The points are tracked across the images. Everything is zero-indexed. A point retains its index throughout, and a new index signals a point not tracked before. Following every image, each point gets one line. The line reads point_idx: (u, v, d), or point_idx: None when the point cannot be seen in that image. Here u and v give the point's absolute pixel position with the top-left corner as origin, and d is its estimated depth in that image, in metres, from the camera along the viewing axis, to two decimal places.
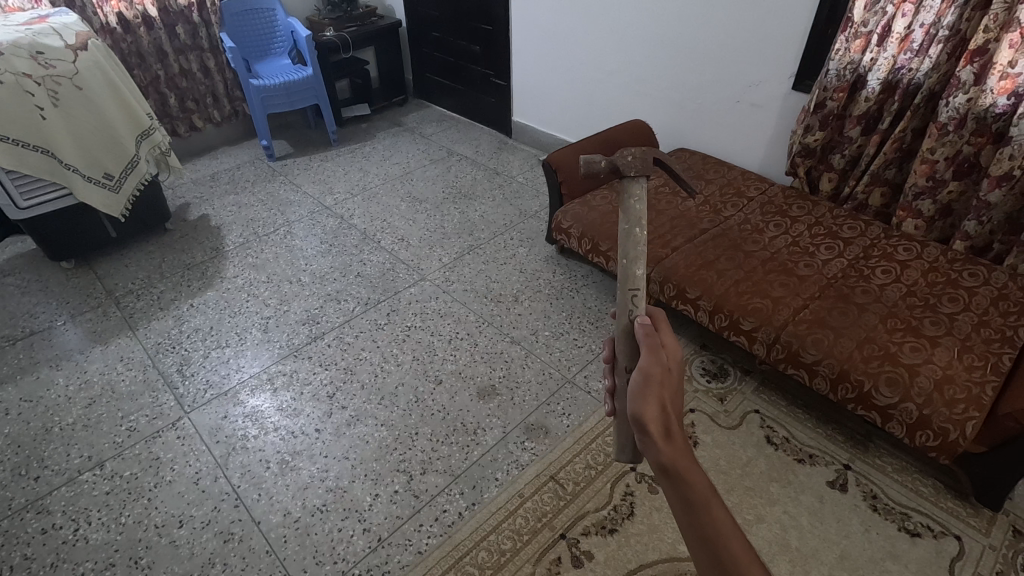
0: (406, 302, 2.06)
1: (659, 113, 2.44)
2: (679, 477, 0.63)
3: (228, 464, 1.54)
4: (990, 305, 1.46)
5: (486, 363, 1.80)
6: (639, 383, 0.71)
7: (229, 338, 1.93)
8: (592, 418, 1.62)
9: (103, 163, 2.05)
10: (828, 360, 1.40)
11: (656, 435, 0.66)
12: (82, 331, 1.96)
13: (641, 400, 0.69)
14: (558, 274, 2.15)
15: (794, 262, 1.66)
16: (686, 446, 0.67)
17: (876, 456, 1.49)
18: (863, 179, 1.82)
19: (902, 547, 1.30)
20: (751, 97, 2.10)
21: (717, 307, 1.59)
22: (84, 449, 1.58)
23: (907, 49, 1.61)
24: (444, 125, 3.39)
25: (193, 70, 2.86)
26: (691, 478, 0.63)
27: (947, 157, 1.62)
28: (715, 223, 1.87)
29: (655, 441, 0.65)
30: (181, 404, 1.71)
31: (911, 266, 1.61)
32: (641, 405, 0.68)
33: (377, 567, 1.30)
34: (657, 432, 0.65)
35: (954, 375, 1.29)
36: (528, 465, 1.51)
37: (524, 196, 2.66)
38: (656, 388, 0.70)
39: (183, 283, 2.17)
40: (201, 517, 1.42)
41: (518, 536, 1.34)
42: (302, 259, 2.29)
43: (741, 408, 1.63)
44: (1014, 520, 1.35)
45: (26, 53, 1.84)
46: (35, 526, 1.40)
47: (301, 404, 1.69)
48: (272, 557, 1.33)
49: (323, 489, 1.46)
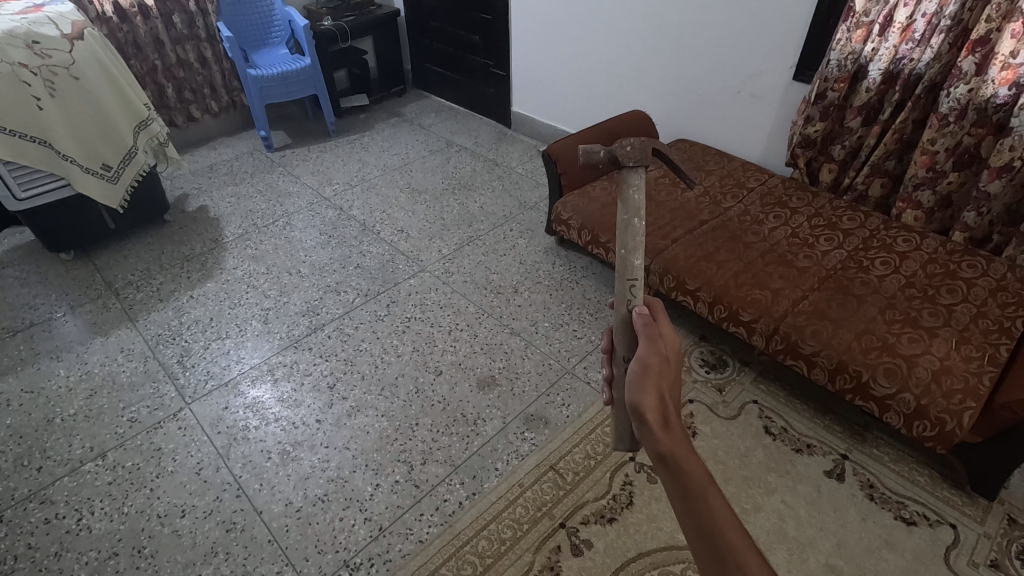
0: (406, 293, 2.06)
1: (659, 104, 2.43)
2: (676, 465, 0.64)
3: (230, 454, 1.54)
4: (988, 296, 1.47)
5: (486, 354, 1.81)
6: (637, 373, 0.72)
7: (230, 330, 1.93)
8: (592, 408, 1.63)
9: (101, 154, 2.03)
10: (827, 351, 1.41)
11: (654, 425, 0.67)
12: (82, 323, 1.96)
13: (640, 390, 0.70)
14: (558, 265, 2.15)
15: (793, 253, 1.66)
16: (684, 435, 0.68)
17: (874, 446, 1.50)
18: (863, 170, 1.82)
19: (899, 536, 1.32)
20: (751, 88, 2.09)
21: (716, 298, 1.60)
22: (86, 439, 1.59)
23: (909, 40, 1.60)
24: (443, 116, 3.37)
25: (190, 60, 2.84)
26: (688, 466, 0.64)
27: (947, 148, 1.62)
28: (715, 214, 1.87)
29: (653, 431, 0.67)
30: (182, 395, 1.71)
31: (910, 258, 1.61)
32: (638, 394, 0.69)
33: (379, 555, 1.32)
34: (654, 422, 0.67)
35: (952, 365, 1.30)
36: (527, 455, 1.52)
37: (523, 187, 2.66)
38: (654, 379, 0.71)
39: (182, 274, 2.17)
40: (203, 506, 1.43)
41: (519, 525, 1.36)
42: (302, 251, 2.28)
43: (739, 399, 1.64)
44: (1010, 509, 1.36)
45: (22, 43, 1.82)
46: (38, 515, 1.41)
47: (302, 394, 1.70)
48: (275, 546, 1.34)
49: (324, 479, 1.47)
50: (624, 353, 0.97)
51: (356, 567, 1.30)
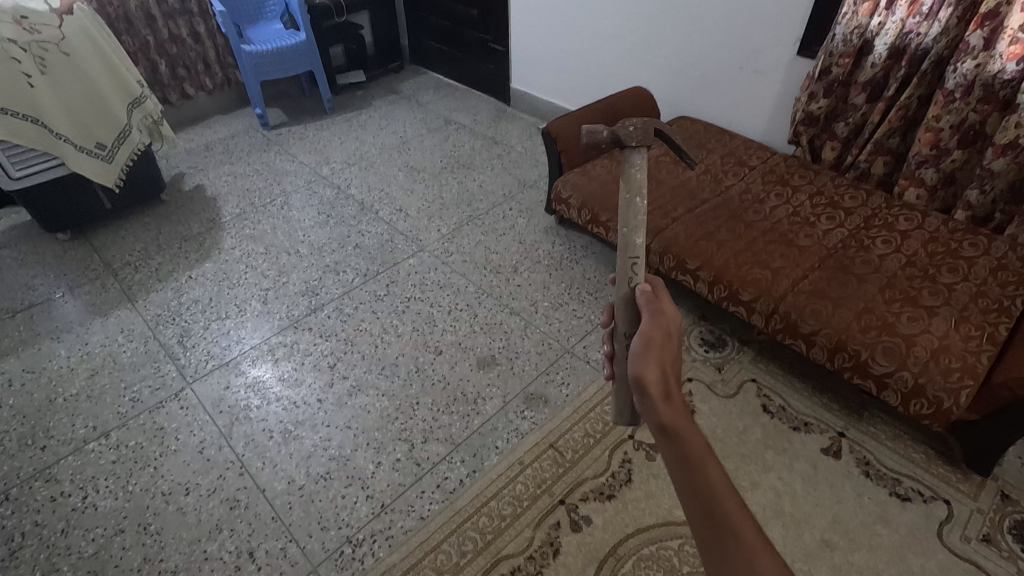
0: (405, 273, 2.05)
1: (660, 80, 2.39)
2: (676, 436, 0.64)
3: (232, 433, 1.56)
4: (989, 275, 1.46)
5: (486, 334, 1.81)
6: (640, 346, 0.72)
7: (229, 310, 1.93)
8: (591, 387, 1.64)
9: (95, 133, 2.01)
10: (826, 330, 1.41)
11: (656, 397, 0.66)
12: (81, 304, 1.96)
13: (642, 362, 0.70)
14: (558, 244, 2.14)
15: (794, 232, 1.65)
16: (685, 407, 0.68)
17: (870, 423, 1.52)
18: (866, 147, 1.80)
19: (893, 511, 1.34)
20: (755, 63, 2.06)
21: (716, 277, 1.59)
22: (89, 419, 1.60)
23: (916, 14, 1.57)
24: (441, 93, 3.32)
25: (182, 36, 2.78)
26: (688, 437, 0.64)
27: (952, 125, 1.60)
28: (716, 193, 1.85)
29: (655, 402, 0.66)
30: (183, 375, 1.72)
31: (911, 236, 1.60)
32: (640, 367, 0.69)
33: (381, 531, 1.34)
34: (655, 393, 0.66)
35: (951, 345, 1.30)
36: (527, 433, 1.53)
37: (523, 166, 2.63)
38: (657, 352, 0.71)
39: (180, 255, 2.16)
40: (207, 484, 1.44)
41: (519, 502, 1.38)
42: (300, 230, 2.27)
43: (738, 377, 1.65)
44: (1003, 485, 1.38)
45: (10, 18, 1.77)
46: (44, 494, 1.43)
47: (302, 374, 1.71)
48: (278, 522, 1.36)
49: (325, 457, 1.49)
50: (625, 329, 0.97)
51: (359, 543, 1.32)
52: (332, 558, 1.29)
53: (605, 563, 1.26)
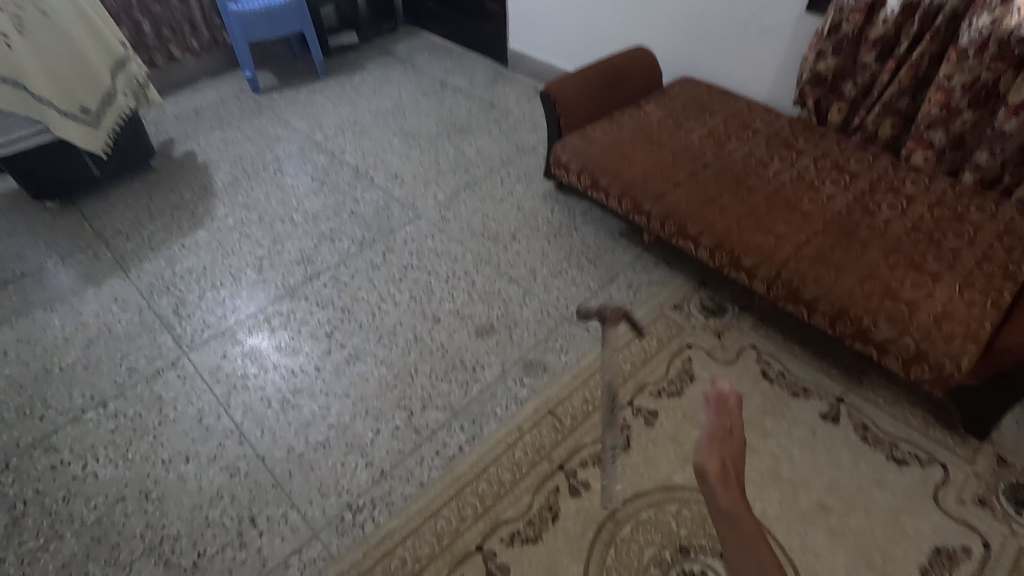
0: (402, 241, 2.02)
1: (663, 39, 2.31)
2: (739, 524, 0.87)
3: (230, 402, 1.55)
4: (995, 240, 1.44)
5: (484, 302, 1.79)
6: (706, 440, 0.97)
7: (224, 279, 1.91)
8: (590, 355, 1.63)
9: (79, 97, 1.95)
10: (829, 297, 1.39)
11: (716, 481, 0.91)
12: (73, 273, 1.93)
13: (707, 455, 0.95)
14: (557, 211, 2.10)
15: (798, 197, 1.62)
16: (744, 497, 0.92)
17: (869, 389, 1.52)
18: (874, 109, 1.75)
19: (889, 475, 1.35)
20: (761, 20, 1.98)
21: (718, 243, 1.57)
22: (86, 388, 1.59)
23: None
24: (436, 55, 3.22)
25: None
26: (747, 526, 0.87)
27: (964, 85, 1.55)
28: (718, 156, 1.81)
29: (715, 488, 0.91)
30: (180, 345, 1.71)
31: (917, 201, 1.57)
32: (704, 455, 0.94)
33: (381, 498, 1.35)
34: (714, 477, 0.92)
35: (954, 311, 1.28)
36: (526, 400, 1.53)
37: (521, 130, 2.57)
38: (720, 448, 0.96)
39: (173, 223, 2.12)
40: (207, 453, 1.45)
41: (518, 468, 1.38)
42: (294, 198, 2.23)
43: (737, 344, 1.64)
44: (1000, 449, 1.39)
45: None
46: (44, 463, 1.43)
47: (300, 343, 1.70)
48: (279, 490, 1.37)
49: (325, 426, 1.49)
50: None
51: (360, 508, 1.33)
52: (333, 524, 1.31)
53: (604, 527, 1.27)
